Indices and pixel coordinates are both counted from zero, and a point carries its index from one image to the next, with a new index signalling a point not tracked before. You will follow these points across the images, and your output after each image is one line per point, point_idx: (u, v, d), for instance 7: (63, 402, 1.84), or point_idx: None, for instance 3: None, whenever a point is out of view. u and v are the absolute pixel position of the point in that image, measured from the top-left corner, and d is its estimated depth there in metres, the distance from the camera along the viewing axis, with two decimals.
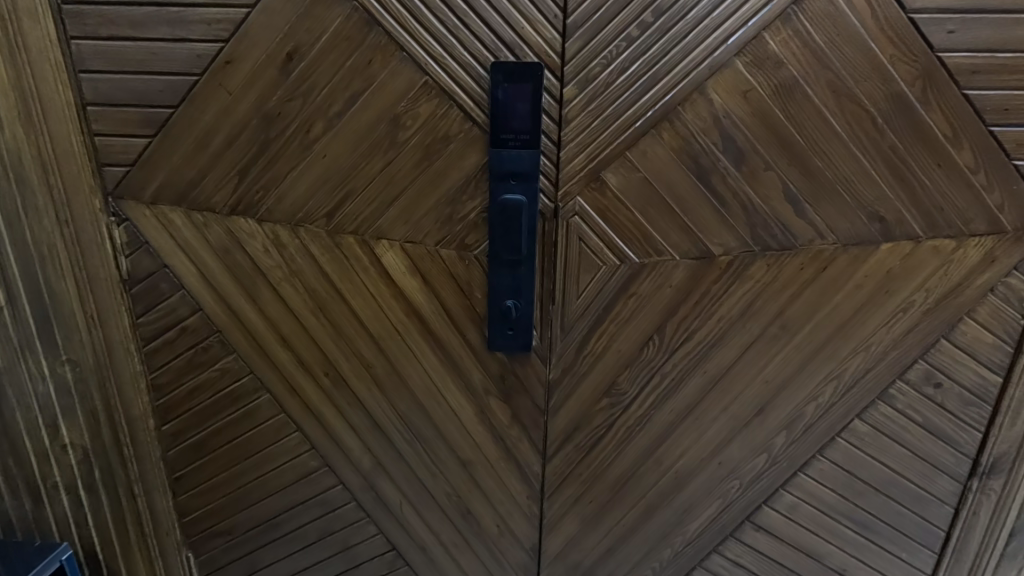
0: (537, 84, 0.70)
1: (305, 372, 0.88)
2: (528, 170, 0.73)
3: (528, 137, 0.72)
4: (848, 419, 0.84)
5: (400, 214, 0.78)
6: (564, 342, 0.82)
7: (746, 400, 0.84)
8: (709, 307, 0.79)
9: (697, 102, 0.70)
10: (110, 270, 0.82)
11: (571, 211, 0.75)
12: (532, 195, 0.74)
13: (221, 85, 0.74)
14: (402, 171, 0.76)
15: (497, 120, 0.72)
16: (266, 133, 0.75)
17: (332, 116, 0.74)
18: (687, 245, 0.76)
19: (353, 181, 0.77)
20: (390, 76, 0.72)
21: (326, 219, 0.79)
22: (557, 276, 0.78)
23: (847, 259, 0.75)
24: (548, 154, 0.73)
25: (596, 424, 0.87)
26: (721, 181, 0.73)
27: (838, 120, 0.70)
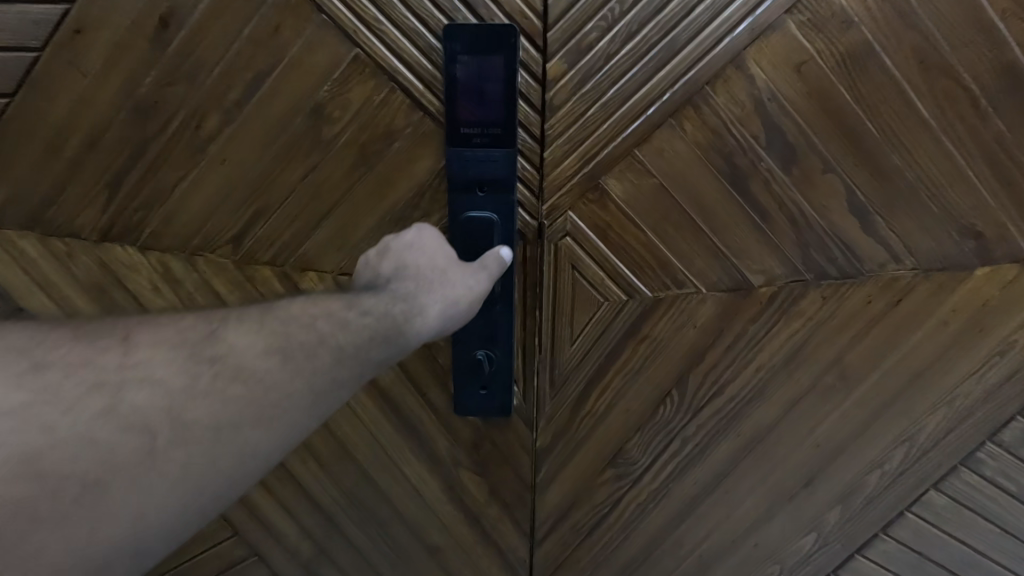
0: (510, 55, 0.51)
1: None
2: (501, 177, 0.54)
3: (500, 130, 0.52)
4: (921, 489, 0.66)
5: (332, 238, 0.58)
6: (555, 400, 0.63)
7: (791, 467, 0.65)
8: (746, 353, 0.60)
9: (732, 79, 0.51)
10: None
11: (562, 231, 0.56)
12: (507, 209, 0.55)
13: (71, 61, 0.53)
14: (331, 179, 0.56)
15: (455, 107, 0.52)
16: (142, 129, 0.55)
17: (229, 105, 0.54)
18: (718, 274, 0.57)
19: (265, 194, 0.57)
20: (306, 49, 0.52)
21: (233, 245, 0.59)
22: (545, 316, 0.60)
23: (930, 289, 0.56)
24: (529, 155, 0.54)
25: (597, 501, 0.68)
26: (764, 188, 0.54)
27: (928, 101, 0.50)
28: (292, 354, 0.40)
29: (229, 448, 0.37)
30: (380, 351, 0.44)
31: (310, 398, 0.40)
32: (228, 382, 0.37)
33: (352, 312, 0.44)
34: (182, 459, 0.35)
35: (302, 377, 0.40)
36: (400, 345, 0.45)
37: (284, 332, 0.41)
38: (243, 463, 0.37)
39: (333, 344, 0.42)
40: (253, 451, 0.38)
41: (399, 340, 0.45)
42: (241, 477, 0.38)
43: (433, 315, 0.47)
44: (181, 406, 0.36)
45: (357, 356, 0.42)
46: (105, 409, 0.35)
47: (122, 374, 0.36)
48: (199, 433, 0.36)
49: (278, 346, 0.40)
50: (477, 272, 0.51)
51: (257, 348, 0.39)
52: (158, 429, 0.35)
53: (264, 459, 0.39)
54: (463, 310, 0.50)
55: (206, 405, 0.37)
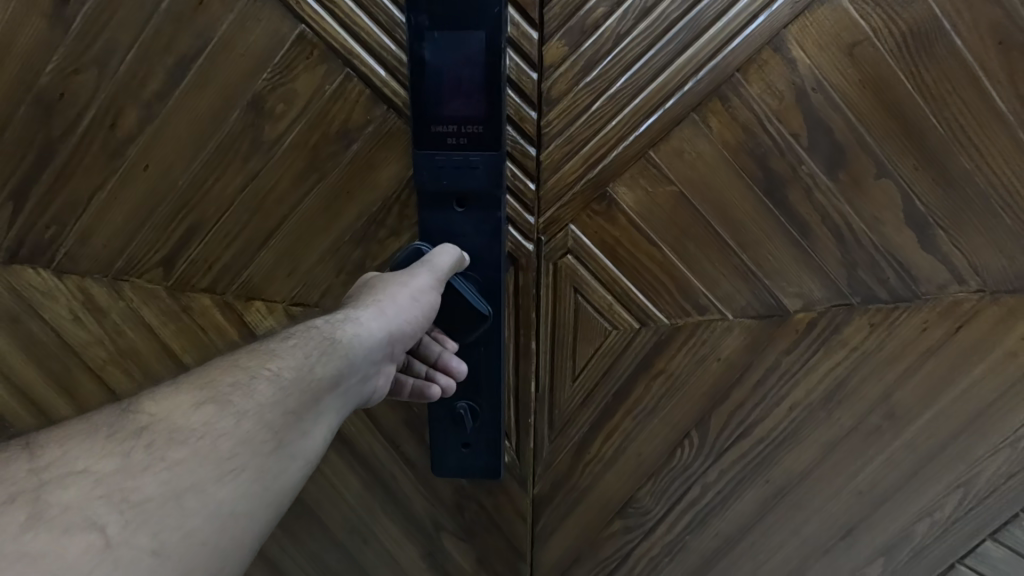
0: (492, 32, 0.41)
1: None
2: (483, 185, 0.44)
3: (480, 127, 0.43)
4: (977, 541, 0.57)
5: (272, 262, 0.59)
6: (553, 442, 0.54)
7: (828, 517, 0.56)
8: (779, 388, 0.51)
9: (770, 64, 0.42)
10: None
11: (562, 249, 0.48)
12: (495, 225, 0.46)
13: (33, 74, 0.54)
14: (272, 190, 0.56)
15: (427, 98, 0.43)
16: (48, 128, 0.56)
17: (147, 97, 0.54)
18: (748, 297, 0.48)
19: (202, 207, 0.58)
20: (240, 26, 0.52)
21: (163, 269, 0.60)
22: (542, 346, 0.51)
23: (997, 314, 0.48)
24: (518, 158, 0.46)
25: (602, 556, 0.59)
26: (805, 196, 0.45)
27: (1006, 90, 0.41)
28: (225, 398, 0.33)
29: (219, 506, 0.29)
30: (335, 373, 0.37)
31: (273, 433, 0.33)
32: (175, 435, 0.30)
33: (278, 346, 0.37)
34: (153, 542, 0.26)
35: (247, 416, 0.32)
36: (352, 369, 0.38)
37: (209, 384, 0.33)
38: (241, 515, 0.30)
39: (269, 379, 0.34)
40: (250, 494, 0.31)
41: (348, 363, 0.38)
42: (246, 540, 0.30)
43: (384, 324, 0.40)
44: (129, 477, 0.28)
45: (303, 389, 0.35)
46: (27, 520, 0.26)
47: (39, 478, 0.28)
48: (160, 506, 0.28)
49: (199, 398, 0.32)
50: (425, 265, 0.44)
51: (184, 397, 0.32)
52: (108, 518, 0.26)
53: (275, 495, 0.32)
54: (422, 312, 0.43)
55: (155, 468, 0.29)
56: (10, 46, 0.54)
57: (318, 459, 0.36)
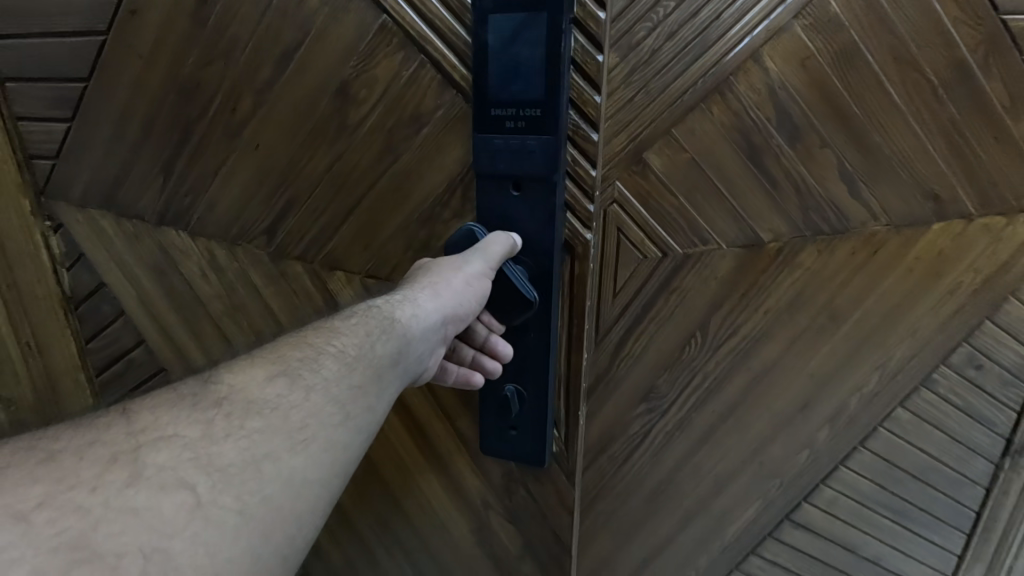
0: (541, 53, 0.63)
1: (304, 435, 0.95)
2: (544, 162, 0.66)
3: (537, 113, 0.65)
4: (890, 407, 0.81)
5: (353, 235, 0.76)
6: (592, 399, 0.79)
7: (790, 396, 0.79)
8: (758, 297, 0.72)
9: (751, 71, 0.63)
10: (55, 283, 0.87)
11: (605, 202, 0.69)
12: (551, 181, 0.67)
13: (180, 70, 0.74)
14: (357, 167, 0.73)
15: (498, 94, 0.66)
16: (187, 113, 0.76)
17: (260, 86, 0.73)
18: (736, 233, 0.69)
19: (298, 183, 0.76)
20: (335, 23, 0.69)
21: (266, 238, 0.79)
22: (587, 327, 0.74)
23: (899, 241, 0.71)
24: (577, 139, 0.66)
25: (630, 433, 0.80)
26: (774, 160, 0.66)
27: (900, 89, 0.64)
28: (300, 373, 0.57)
29: (291, 468, 0.51)
30: (387, 347, 0.63)
31: (331, 402, 0.57)
32: (257, 404, 0.54)
33: (342, 330, 0.62)
34: (235, 501, 0.47)
35: (312, 393, 0.56)
36: (401, 342, 0.64)
37: (289, 367, 0.57)
38: (304, 470, 0.52)
39: (331, 359, 0.59)
40: (316, 450, 0.54)
41: (398, 338, 0.63)
42: (315, 481, 0.53)
43: (428, 309, 0.66)
44: (217, 443, 0.49)
45: (348, 371, 0.59)
46: (131, 476, 0.45)
47: (134, 444, 0.48)
48: (245, 468, 0.49)
49: (285, 371, 0.57)
50: (480, 249, 0.68)
51: (287, 366, 0.57)
52: (196, 480, 0.46)
53: (331, 452, 0.55)
54: (465, 294, 0.67)
55: (244, 434, 0.51)
56: (166, 50, 0.74)
57: (379, 404, 0.61)
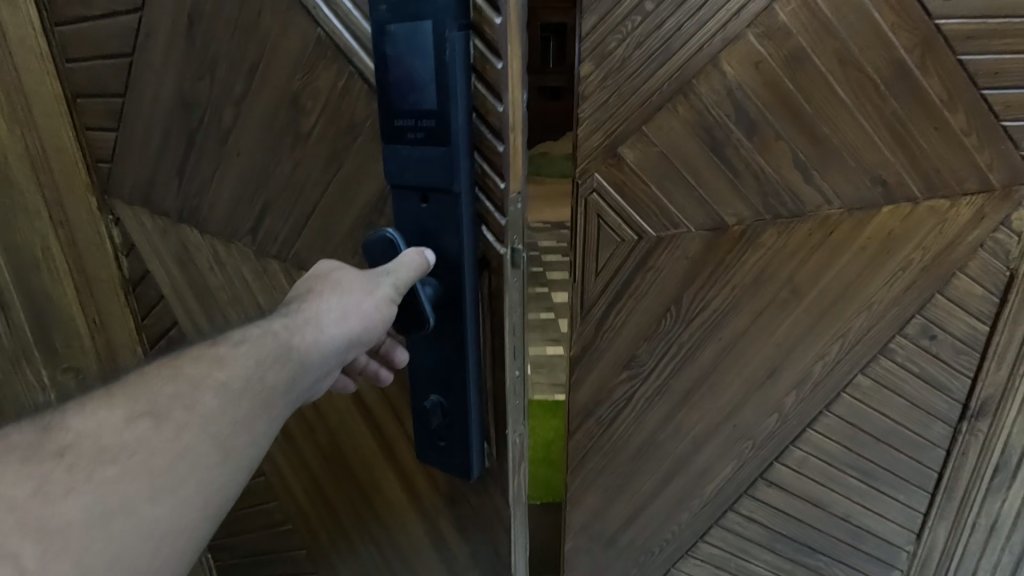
0: (435, 64, 0.65)
1: (293, 427, 1.06)
2: (447, 174, 0.69)
3: (436, 126, 0.67)
4: (852, 375, 0.89)
5: (313, 234, 0.84)
6: (519, 419, 0.83)
7: (757, 364, 0.88)
8: (725, 274, 0.82)
9: (711, 74, 0.72)
10: (104, 271, 1.00)
11: (517, 218, 0.74)
12: (455, 189, 0.70)
13: (184, 83, 0.84)
14: (311, 171, 0.81)
15: (399, 106, 0.68)
16: (189, 123, 0.86)
17: (238, 94, 0.81)
18: (704, 217, 0.78)
19: (269, 185, 0.84)
20: (282, 37, 0.76)
21: (251, 236, 0.89)
22: (507, 345, 0.79)
23: (852, 223, 0.79)
24: (485, 152, 0.71)
25: (614, 398, 0.90)
26: (734, 152, 0.75)
27: (846, 87, 0.72)
28: (171, 414, 0.50)
29: (150, 519, 0.46)
30: (283, 374, 0.59)
31: (211, 441, 0.51)
32: (111, 451, 0.46)
33: (227, 355, 0.56)
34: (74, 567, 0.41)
35: (189, 431, 0.50)
36: (298, 368, 0.61)
37: (153, 404, 0.50)
38: (165, 521, 0.47)
39: (213, 393, 0.53)
40: (185, 495, 0.48)
41: (297, 363, 0.61)
42: (180, 530, 0.48)
43: (334, 332, 0.64)
44: (52, 503, 0.42)
45: (235, 403, 0.54)
46: None
47: None
48: (88, 525, 0.42)
49: (150, 412, 0.49)
50: (393, 272, 0.70)
51: (152, 400, 0.50)
52: (24, 549, 0.39)
53: (204, 496, 0.50)
54: (374, 319, 0.68)
55: (91, 486, 0.44)
56: (170, 66, 0.83)
57: (263, 440, 0.56)
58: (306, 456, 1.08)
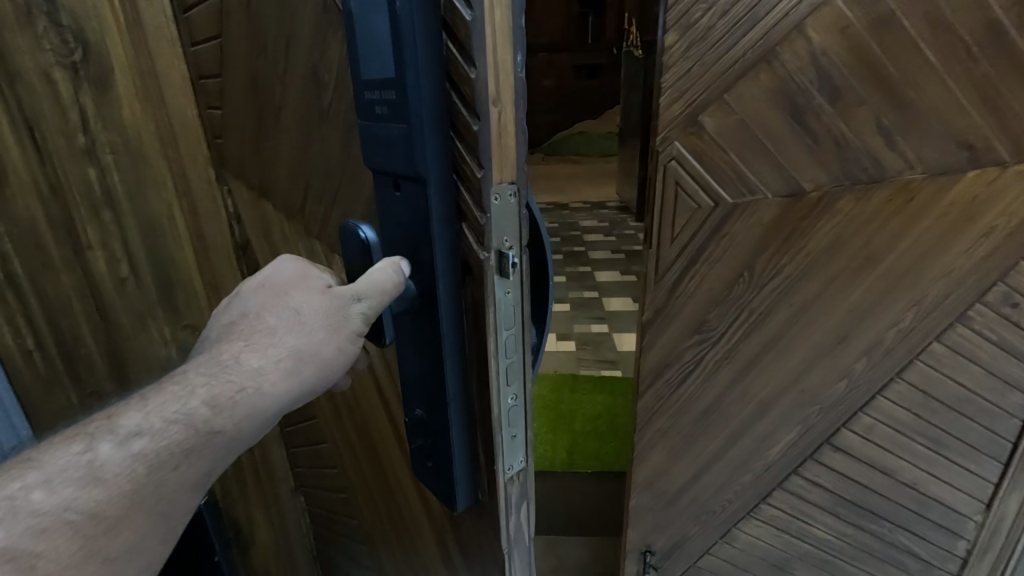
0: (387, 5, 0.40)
1: (341, 412, 0.89)
2: (409, 159, 0.43)
3: (393, 92, 0.42)
4: (927, 342, 0.90)
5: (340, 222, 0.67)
6: (525, 463, 0.52)
7: (829, 329, 0.89)
8: (801, 241, 0.83)
9: (795, 41, 0.73)
10: (169, 254, 0.92)
11: (514, 215, 0.44)
12: (421, 181, 0.43)
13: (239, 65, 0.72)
14: (335, 151, 0.62)
15: (362, 67, 0.45)
16: (254, 100, 0.73)
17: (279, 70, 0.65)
18: (781, 183, 0.80)
19: (311, 167, 0.68)
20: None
21: (299, 219, 0.75)
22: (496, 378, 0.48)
23: (934, 188, 0.79)
24: (460, 129, 0.41)
25: (684, 361, 0.94)
26: (816, 118, 0.76)
27: (935, 51, 0.72)
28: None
29: None
30: (192, 471, 0.43)
31: None
32: None
33: (106, 463, 0.40)
34: None
35: None
36: (217, 454, 0.44)
37: None
38: None
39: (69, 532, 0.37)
40: None
41: (217, 450, 0.44)
42: None
43: (273, 392, 0.45)
44: None
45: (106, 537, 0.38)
46: None
47: None
48: None
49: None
50: (364, 299, 0.47)
51: None
52: None
53: None
54: (336, 367, 0.49)
55: None
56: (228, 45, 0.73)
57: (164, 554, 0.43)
58: (356, 449, 0.89)
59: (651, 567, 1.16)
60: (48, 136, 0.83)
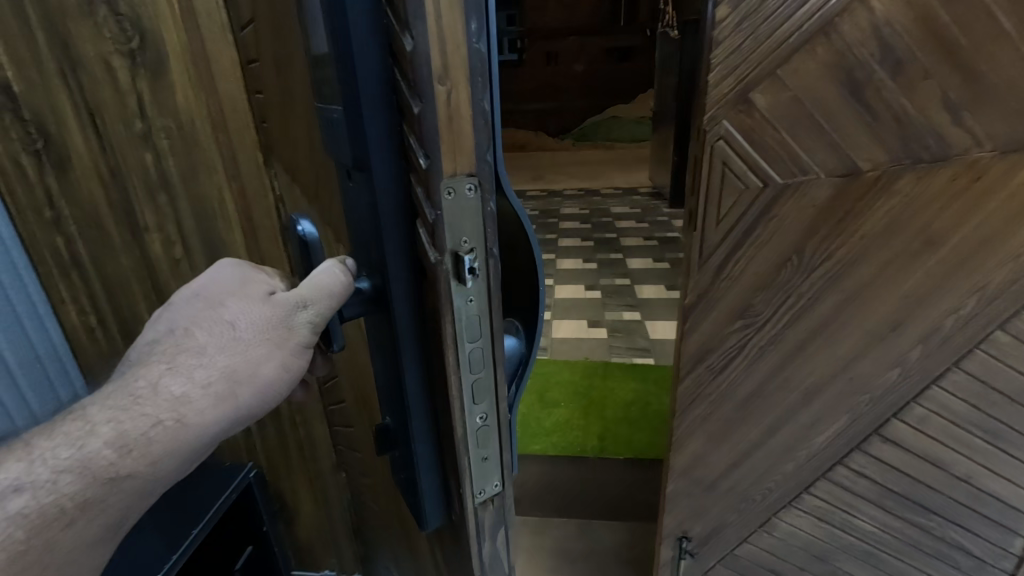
0: None
1: (361, 395, 0.80)
2: (359, 146, 0.40)
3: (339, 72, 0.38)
4: (988, 330, 0.85)
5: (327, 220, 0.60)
6: (497, 469, 0.49)
7: (883, 316, 0.86)
8: (855, 223, 0.80)
9: (857, 12, 0.68)
10: (218, 236, 0.95)
11: (472, 209, 0.39)
12: (371, 171, 0.40)
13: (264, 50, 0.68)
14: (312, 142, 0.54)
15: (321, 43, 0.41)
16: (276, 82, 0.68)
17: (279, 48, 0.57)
18: (835, 162, 0.77)
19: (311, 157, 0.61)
20: None
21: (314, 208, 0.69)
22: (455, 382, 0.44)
23: (1003, 167, 0.74)
24: (406, 116, 0.37)
25: (727, 346, 0.92)
26: (876, 93, 0.72)
27: (1011, 19, 0.67)
28: None
29: None
30: (116, 504, 0.41)
31: None
32: None
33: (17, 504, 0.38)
34: None
35: None
36: (145, 487, 0.42)
37: None
38: None
39: None
40: None
41: (143, 481, 0.42)
42: None
43: (203, 419, 0.43)
44: None
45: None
46: None
47: None
48: None
49: None
50: (308, 307, 0.46)
51: None
52: None
53: None
54: (278, 385, 0.46)
55: None
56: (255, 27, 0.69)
57: None
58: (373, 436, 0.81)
59: (687, 553, 1.16)
60: (108, 121, 0.86)
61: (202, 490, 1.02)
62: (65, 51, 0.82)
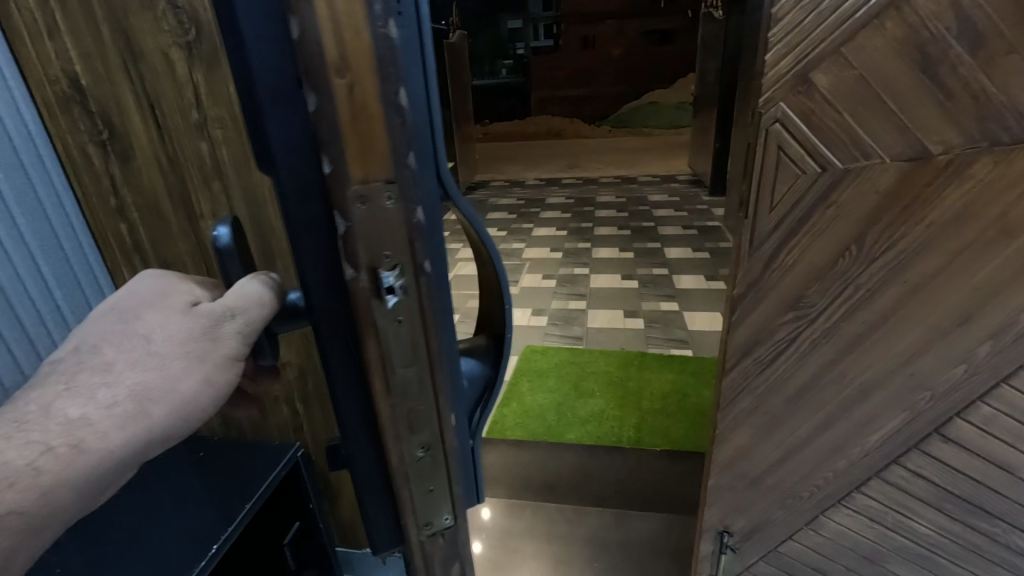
0: None
1: None
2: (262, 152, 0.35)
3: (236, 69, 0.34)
4: None
5: None
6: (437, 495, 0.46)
7: (949, 309, 0.81)
8: (921, 211, 0.75)
9: None
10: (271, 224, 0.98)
11: (391, 222, 0.35)
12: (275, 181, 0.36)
13: None
14: None
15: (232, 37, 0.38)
16: None
17: None
18: (902, 146, 0.72)
19: None
20: None
21: None
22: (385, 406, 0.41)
23: None
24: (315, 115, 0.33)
25: (776, 338, 0.89)
26: (951, 71, 0.67)
27: None
28: None
29: None
30: (21, 529, 0.38)
31: None
32: None
33: None
34: None
35: None
36: (54, 511, 0.39)
37: None
38: None
39: None
40: None
41: (51, 504, 0.39)
42: None
43: (110, 440, 0.39)
44: None
45: None
46: None
47: None
48: None
49: None
50: (233, 319, 0.43)
51: None
52: None
53: None
54: (197, 404, 0.42)
55: None
56: None
57: None
58: None
59: (728, 548, 1.14)
60: (167, 112, 0.89)
61: (255, 467, 1.05)
62: (128, 44, 0.85)
